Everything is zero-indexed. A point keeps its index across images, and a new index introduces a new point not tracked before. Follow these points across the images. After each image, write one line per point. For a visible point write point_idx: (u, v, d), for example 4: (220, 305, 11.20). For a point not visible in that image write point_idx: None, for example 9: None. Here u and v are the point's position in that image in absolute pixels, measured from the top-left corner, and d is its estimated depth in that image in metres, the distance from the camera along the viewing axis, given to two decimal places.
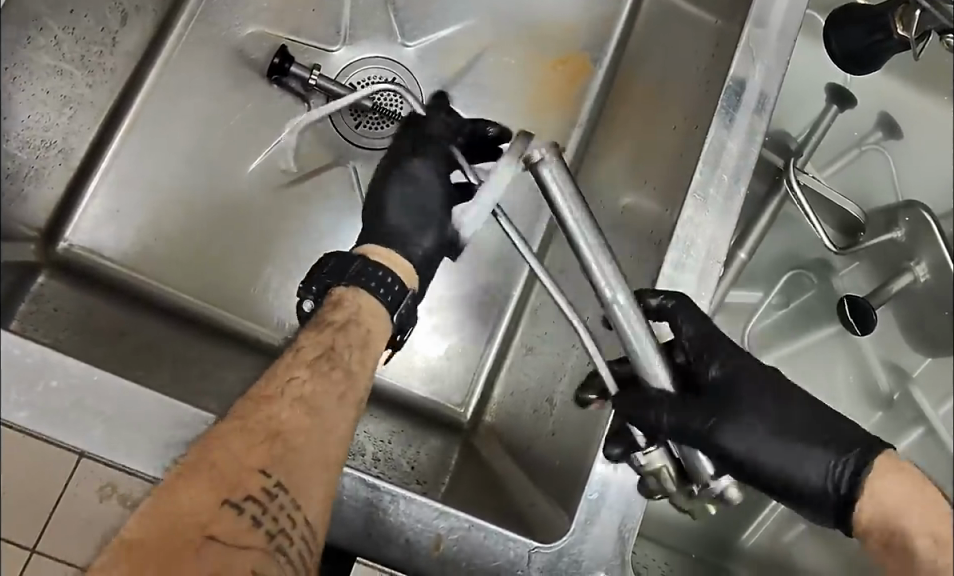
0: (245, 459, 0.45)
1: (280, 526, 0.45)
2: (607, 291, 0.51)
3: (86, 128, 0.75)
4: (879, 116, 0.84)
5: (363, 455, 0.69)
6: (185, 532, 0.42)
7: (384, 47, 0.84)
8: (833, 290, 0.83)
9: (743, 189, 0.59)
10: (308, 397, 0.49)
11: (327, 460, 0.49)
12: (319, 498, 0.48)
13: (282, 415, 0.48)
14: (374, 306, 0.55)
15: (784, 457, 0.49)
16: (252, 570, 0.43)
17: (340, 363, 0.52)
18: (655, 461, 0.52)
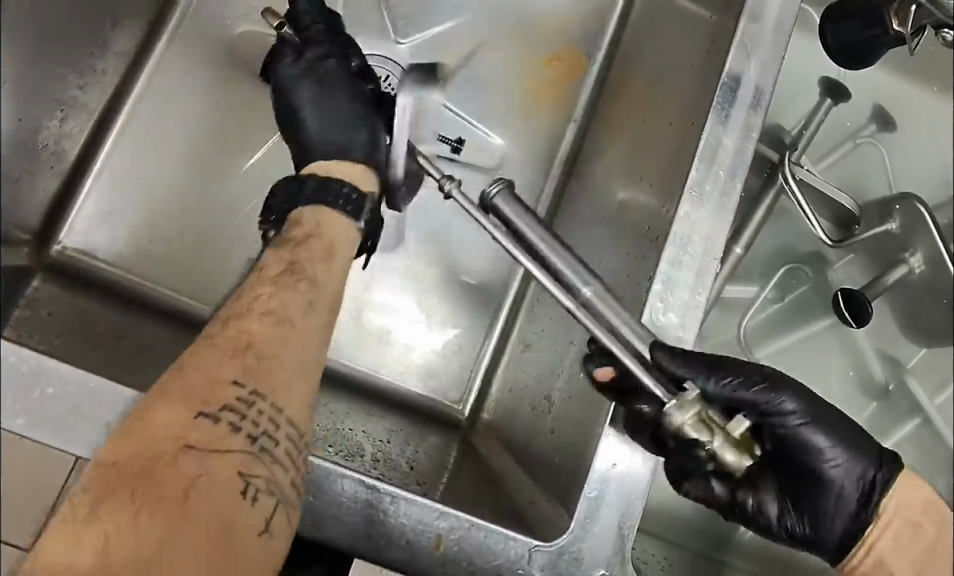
0: (218, 373, 0.47)
1: (260, 431, 0.46)
2: (584, 289, 0.54)
3: (79, 130, 0.74)
4: (873, 108, 0.85)
5: (361, 456, 0.69)
6: (162, 444, 0.42)
7: (375, 43, 0.83)
8: (827, 282, 0.82)
9: (739, 185, 0.59)
10: (275, 311, 0.51)
11: (303, 367, 0.51)
12: (300, 403, 0.50)
13: (250, 328, 0.50)
14: (334, 218, 0.58)
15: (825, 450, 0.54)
16: (238, 471, 0.44)
17: (304, 275, 0.54)
18: (693, 407, 0.50)
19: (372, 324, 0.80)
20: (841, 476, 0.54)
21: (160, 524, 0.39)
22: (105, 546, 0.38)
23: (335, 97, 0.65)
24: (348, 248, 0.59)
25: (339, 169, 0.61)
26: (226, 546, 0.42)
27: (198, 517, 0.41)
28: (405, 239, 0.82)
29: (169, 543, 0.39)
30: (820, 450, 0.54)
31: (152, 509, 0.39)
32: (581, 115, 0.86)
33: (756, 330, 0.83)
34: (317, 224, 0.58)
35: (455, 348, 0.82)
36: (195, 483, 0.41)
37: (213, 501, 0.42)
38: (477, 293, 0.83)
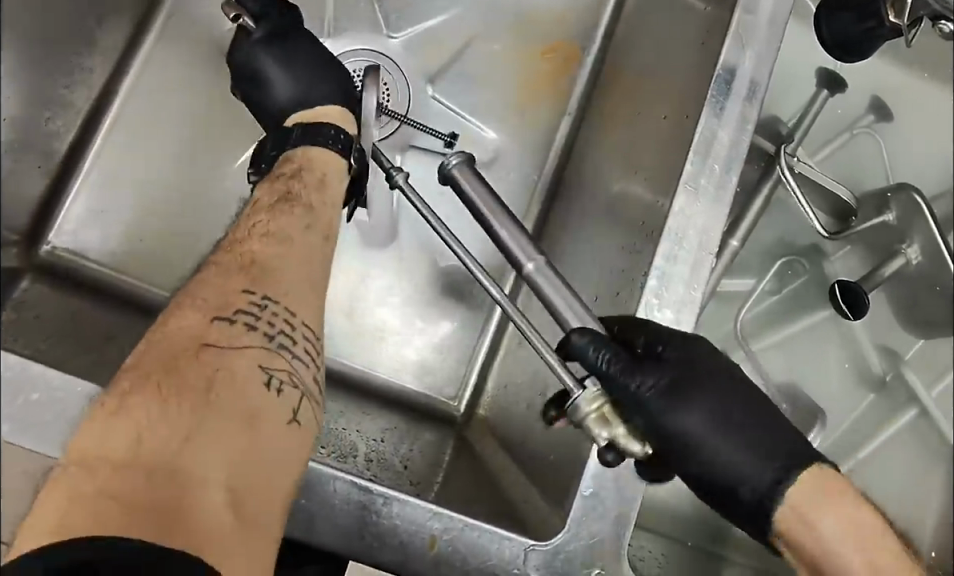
0: (228, 286, 0.46)
1: (276, 331, 0.45)
2: (526, 263, 0.54)
3: (65, 130, 0.73)
4: (870, 99, 0.84)
5: (354, 457, 0.68)
6: (180, 345, 0.42)
7: (368, 37, 0.83)
8: (824, 274, 0.82)
9: (734, 178, 0.59)
10: (276, 231, 0.50)
11: (310, 283, 0.50)
12: (310, 312, 0.48)
13: (252, 248, 0.49)
14: (325, 155, 0.56)
15: (728, 459, 0.50)
16: (258, 364, 0.43)
17: (300, 201, 0.53)
18: (594, 402, 0.49)
19: (366, 316, 0.80)
20: (747, 471, 0.49)
21: (188, 412, 0.38)
22: (135, 435, 0.37)
23: (307, 68, 0.62)
24: (338, 183, 0.56)
25: (320, 114, 0.59)
26: (255, 432, 0.41)
27: (223, 406, 0.40)
28: (398, 236, 0.82)
29: (196, 429, 0.38)
30: (718, 446, 0.50)
31: (178, 398, 0.39)
32: (575, 109, 0.85)
33: (752, 323, 0.82)
34: (307, 162, 0.55)
35: (450, 343, 0.81)
36: (215, 376, 0.41)
37: (237, 391, 0.41)
38: (471, 287, 0.82)
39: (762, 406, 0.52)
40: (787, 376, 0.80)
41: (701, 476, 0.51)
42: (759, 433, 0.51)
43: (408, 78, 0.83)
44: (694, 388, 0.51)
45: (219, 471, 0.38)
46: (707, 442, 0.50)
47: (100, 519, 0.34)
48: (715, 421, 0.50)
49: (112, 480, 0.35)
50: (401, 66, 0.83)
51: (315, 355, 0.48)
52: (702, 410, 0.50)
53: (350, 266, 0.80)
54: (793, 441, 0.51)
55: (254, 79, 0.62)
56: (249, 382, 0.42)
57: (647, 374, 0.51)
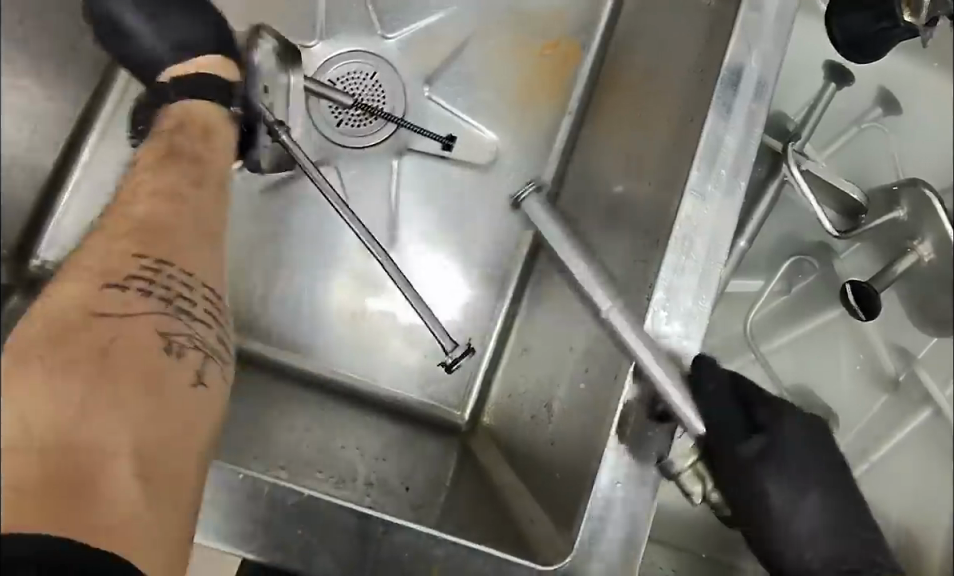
0: (118, 247, 0.50)
1: (173, 294, 0.50)
2: (603, 306, 0.57)
3: (51, 143, 0.72)
4: (877, 91, 0.81)
5: (354, 483, 0.72)
6: (69, 313, 0.46)
7: (362, 38, 0.81)
8: (835, 273, 0.80)
9: (743, 182, 0.57)
10: (168, 192, 0.54)
11: (201, 236, 0.55)
12: (202, 264, 0.53)
13: (141, 210, 0.53)
14: (206, 108, 0.61)
15: (793, 540, 0.51)
16: (154, 329, 0.48)
17: (186, 154, 0.58)
18: (688, 457, 0.53)
19: (369, 323, 0.78)
20: (809, 564, 0.51)
21: (82, 384, 0.43)
22: (35, 414, 0.41)
23: (172, 15, 0.66)
24: (223, 139, 0.61)
25: (198, 64, 0.64)
26: (157, 398, 0.46)
27: (118, 375, 0.45)
28: (398, 243, 0.80)
29: (92, 411, 0.43)
30: (798, 529, 0.51)
31: (71, 369, 0.43)
32: (578, 106, 0.82)
33: (760, 325, 0.79)
34: (186, 115, 0.60)
35: (452, 350, 0.79)
36: (108, 347, 0.45)
37: (134, 361, 0.46)
38: (472, 292, 0.80)
39: (839, 504, 0.52)
40: (789, 377, 0.80)
41: (765, 550, 0.52)
42: (834, 524, 0.51)
43: (403, 79, 0.82)
44: (781, 465, 0.51)
45: (121, 440, 0.43)
46: (782, 527, 0.51)
47: (2, 512, 0.38)
48: (798, 500, 0.51)
49: (16, 455, 0.39)
50: (397, 68, 0.82)
51: (214, 308, 0.53)
52: (793, 485, 0.51)
53: (347, 275, 0.79)
54: (863, 540, 0.51)
55: (126, 37, 0.65)
56: (146, 348, 0.47)
57: (748, 449, 0.51)
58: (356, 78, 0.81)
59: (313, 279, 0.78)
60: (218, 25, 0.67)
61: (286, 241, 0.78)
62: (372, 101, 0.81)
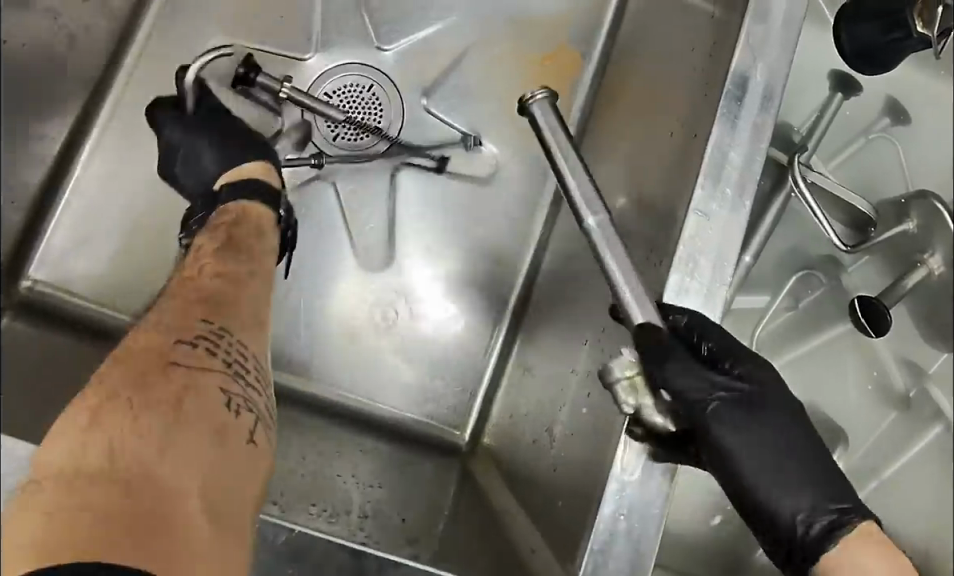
0: (187, 311, 0.49)
1: (236, 362, 0.48)
2: (587, 215, 0.53)
3: (41, 161, 0.71)
4: (885, 100, 0.77)
5: (347, 517, 0.70)
6: (147, 362, 0.44)
7: (359, 50, 0.79)
8: (843, 288, 0.78)
9: (749, 200, 0.55)
10: (229, 271, 0.53)
11: (258, 318, 0.53)
12: (257, 347, 0.51)
13: (208, 284, 0.51)
14: (255, 210, 0.57)
15: (773, 485, 0.49)
16: (221, 387, 0.46)
17: (241, 244, 0.54)
18: (628, 368, 0.51)
19: (367, 340, 0.77)
20: (791, 511, 0.48)
21: (159, 423, 0.41)
22: (110, 450, 0.38)
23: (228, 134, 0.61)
24: (271, 238, 0.57)
25: (243, 169, 0.60)
26: (227, 451, 0.43)
27: (192, 421, 0.42)
28: (398, 259, 0.78)
29: (170, 445, 0.40)
30: (776, 478, 0.49)
31: (149, 411, 0.41)
32: (577, 117, 0.82)
33: (769, 339, 0.77)
34: (241, 212, 0.56)
35: (453, 367, 0.78)
36: (183, 394, 0.43)
37: (205, 410, 0.43)
38: (473, 308, 0.79)
39: (815, 460, 0.50)
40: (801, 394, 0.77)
41: (741, 496, 0.50)
42: (813, 477, 0.49)
43: (401, 91, 0.80)
44: (755, 408, 0.50)
45: (192, 482, 0.40)
46: (757, 473, 0.49)
47: (73, 534, 0.34)
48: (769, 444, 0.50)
49: (89, 489, 0.37)
50: (394, 81, 0.80)
51: (263, 382, 0.51)
52: (769, 433, 0.50)
53: (346, 290, 0.77)
54: (845, 491, 0.50)
55: (182, 158, 0.61)
56: (215, 404, 0.44)
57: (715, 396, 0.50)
58: (353, 92, 0.80)
59: (309, 296, 0.76)
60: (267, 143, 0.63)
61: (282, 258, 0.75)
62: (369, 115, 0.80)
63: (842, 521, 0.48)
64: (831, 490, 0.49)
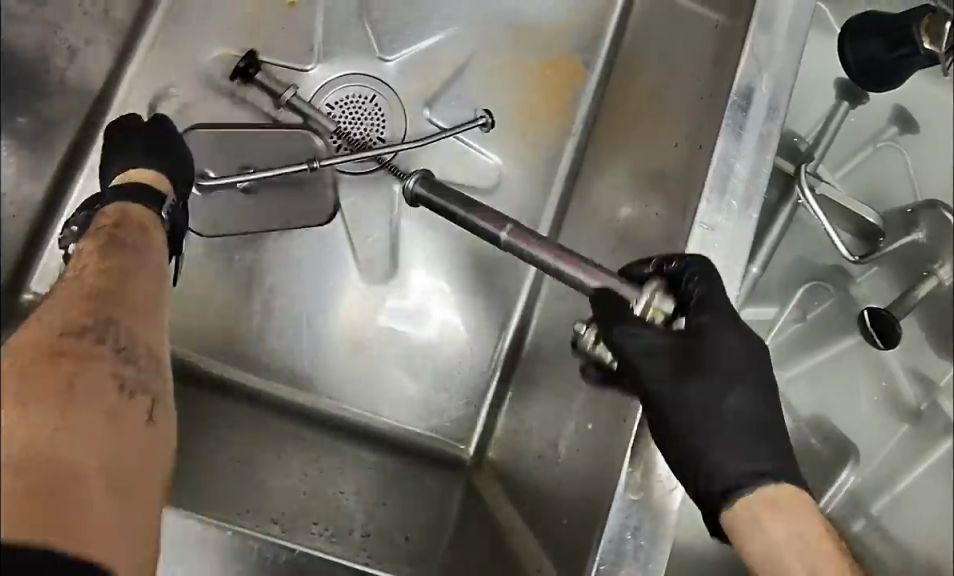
0: (71, 296, 0.43)
1: (131, 346, 0.42)
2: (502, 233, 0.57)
3: (45, 174, 0.70)
4: (893, 109, 0.76)
5: (349, 536, 0.64)
6: (27, 354, 0.38)
7: (361, 61, 0.79)
8: (852, 300, 0.77)
9: (755, 213, 0.54)
10: (120, 256, 0.47)
11: (153, 300, 0.47)
12: (155, 329, 0.46)
13: (91, 272, 0.45)
14: (144, 214, 0.52)
15: (706, 435, 0.48)
16: (113, 373, 0.40)
17: (126, 240, 0.49)
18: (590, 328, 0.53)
19: (370, 351, 0.76)
20: (720, 462, 0.48)
21: (45, 420, 0.36)
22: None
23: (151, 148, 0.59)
24: (155, 234, 0.51)
25: (140, 172, 0.56)
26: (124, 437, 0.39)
27: (85, 410, 0.37)
28: (401, 271, 0.77)
29: (58, 435, 0.36)
30: (710, 429, 0.48)
31: (34, 404, 0.36)
32: (582, 127, 0.81)
33: (779, 350, 0.77)
34: (123, 213, 0.51)
35: (456, 380, 0.77)
36: (75, 377, 0.38)
37: (98, 395, 0.39)
38: (477, 321, 0.78)
39: (750, 420, 0.49)
40: (810, 406, 0.76)
41: (675, 445, 0.49)
42: (749, 437, 0.48)
43: (404, 102, 0.80)
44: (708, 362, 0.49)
45: (88, 477, 0.36)
46: (691, 425, 0.49)
47: None
48: (709, 396, 0.49)
49: None
50: (397, 92, 0.80)
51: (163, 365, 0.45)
52: (711, 387, 0.49)
53: (350, 300, 0.76)
54: (775, 451, 0.49)
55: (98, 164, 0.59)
56: (109, 389, 0.40)
57: (653, 351, 0.49)
58: (355, 103, 0.79)
59: (312, 307, 0.75)
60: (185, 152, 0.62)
61: (285, 270, 0.75)
62: (373, 124, 0.80)
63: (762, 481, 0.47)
64: (766, 452, 0.48)
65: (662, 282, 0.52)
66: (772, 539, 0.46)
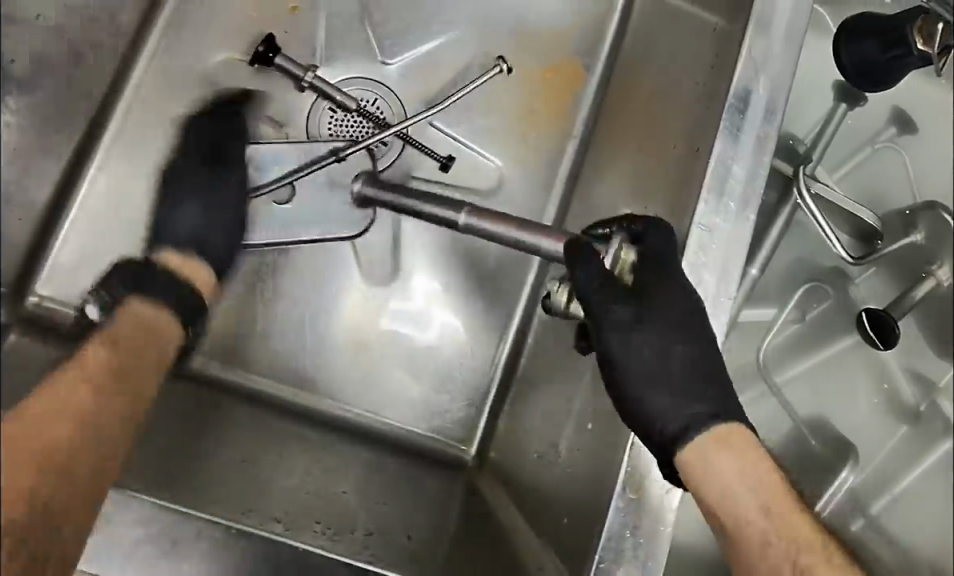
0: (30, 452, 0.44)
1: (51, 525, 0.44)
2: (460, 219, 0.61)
3: (51, 178, 0.71)
4: (892, 110, 0.77)
5: (351, 535, 0.62)
6: None
7: (363, 64, 0.80)
8: (851, 300, 0.78)
9: (752, 214, 0.55)
10: (94, 412, 0.48)
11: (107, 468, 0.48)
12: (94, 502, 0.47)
13: (61, 423, 0.46)
14: (169, 320, 0.57)
15: (650, 377, 0.52)
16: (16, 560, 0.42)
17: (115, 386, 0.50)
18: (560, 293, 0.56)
19: (372, 352, 0.77)
20: (658, 408, 0.51)
21: None
22: None
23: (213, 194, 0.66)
24: (146, 384, 0.53)
25: (195, 264, 0.63)
26: None
27: None
28: (402, 273, 0.78)
29: None
30: (649, 373, 0.53)
31: None
32: (582, 130, 0.82)
33: (776, 353, 0.77)
34: (147, 321, 0.55)
35: (458, 381, 0.78)
36: None
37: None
38: (477, 323, 0.78)
39: (694, 370, 0.53)
40: (809, 408, 0.76)
41: (620, 390, 0.53)
42: (692, 388, 0.52)
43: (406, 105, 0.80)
44: (649, 314, 0.53)
45: None
46: (640, 373, 0.52)
47: None
48: (656, 346, 0.53)
49: None
50: (399, 96, 0.80)
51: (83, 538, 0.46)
52: (658, 336, 0.53)
53: (352, 299, 0.77)
54: (715, 397, 0.52)
55: (171, 203, 0.65)
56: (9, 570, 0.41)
57: (612, 299, 0.52)
58: None
59: (314, 309, 0.76)
60: (240, 230, 0.67)
61: (287, 273, 0.76)
62: None
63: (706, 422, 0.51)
64: (703, 399, 0.52)
65: (625, 235, 0.56)
66: (723, 470, 0.49)
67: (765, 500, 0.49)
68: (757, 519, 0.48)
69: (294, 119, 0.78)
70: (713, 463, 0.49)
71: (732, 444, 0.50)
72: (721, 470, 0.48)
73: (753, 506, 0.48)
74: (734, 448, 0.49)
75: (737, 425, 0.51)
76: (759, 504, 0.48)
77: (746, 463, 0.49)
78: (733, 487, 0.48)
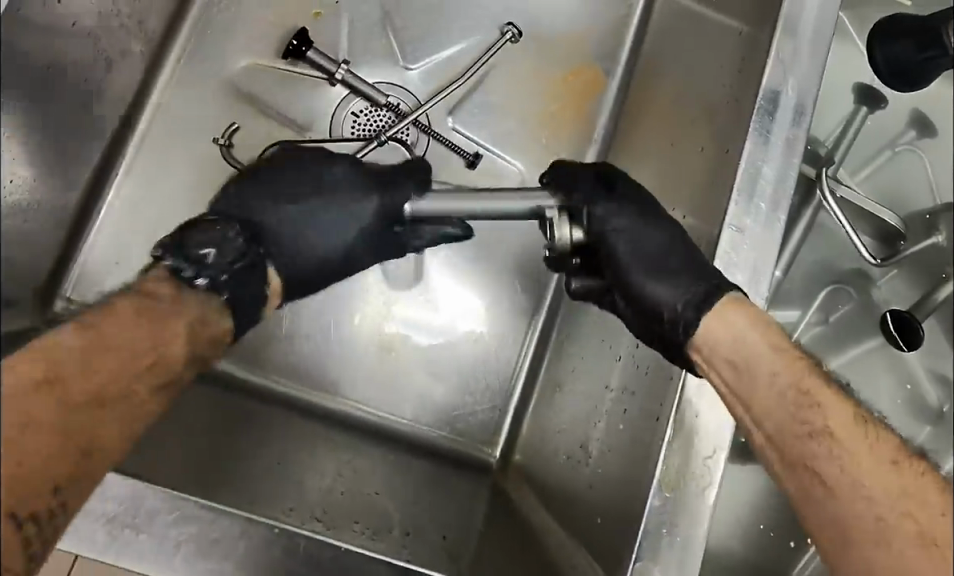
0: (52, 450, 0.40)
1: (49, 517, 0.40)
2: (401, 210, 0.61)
3: (78, 183, 0.72)
4: (912, 113, 0.78)
5: (389, 534, 0.65)
6: None
7: (385, 69, 0.80)
8: (874, 302, 0.79)
9: (783, 216, 0.55)
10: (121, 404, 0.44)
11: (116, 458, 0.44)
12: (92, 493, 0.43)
13: (88, 415, 0.42)
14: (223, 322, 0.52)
15: (650, 275, 0.56)
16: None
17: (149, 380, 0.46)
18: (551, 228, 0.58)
19: (397, 355, 0.77)
20: (665, 297, 0.55)
21: None
22: None
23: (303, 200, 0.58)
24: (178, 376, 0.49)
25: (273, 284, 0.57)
26: None
27: None
28: (424, 275, 0.78)
29: None
30: (640, 270, 0.56)
31: None
32: (602, 133, 0.82)
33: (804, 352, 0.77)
34: (202, 316, 0.50)
35: (482, 384, 0.78)
36: None
37: None
38: (500, 326, 0.79)
39: (688, 249, 0.56)
40: None
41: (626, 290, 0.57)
42: (686, 269, 0.55)
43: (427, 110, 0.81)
44: (628, 217, 0.57)
45: None
46: (635, 271, 0.56)
47: None
48: (643, 242, 0.57)
49: None
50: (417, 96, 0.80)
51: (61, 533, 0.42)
52: (639, 231, 0.57)
53: (371, 305, 0.77)
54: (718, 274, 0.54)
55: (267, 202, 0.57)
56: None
57: (598, 204, 0.57)
58: None
59: (338, 312, 0.77)
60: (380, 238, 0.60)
61: None
62: None
63: (708, 299, 0.53)
64: (698, 280, 0.54)
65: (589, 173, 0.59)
66: (730, 323, 0.51)
67: (774, 340, 0.50)
68: (773, 360, 0.49)
69: (315, 124, 0.78)
70: (714, 330, 0.51)
71: (735, 313, 0.51)
72: (721, 336, 0.51)
73: (765, 377, 0.49)
74: (738, 315, 0.51)
75: (741, 292, 0.53)
76: (771, 343, 0.50)
77: (760, 336, 0.50)
78: (742, 334, 0.50)
